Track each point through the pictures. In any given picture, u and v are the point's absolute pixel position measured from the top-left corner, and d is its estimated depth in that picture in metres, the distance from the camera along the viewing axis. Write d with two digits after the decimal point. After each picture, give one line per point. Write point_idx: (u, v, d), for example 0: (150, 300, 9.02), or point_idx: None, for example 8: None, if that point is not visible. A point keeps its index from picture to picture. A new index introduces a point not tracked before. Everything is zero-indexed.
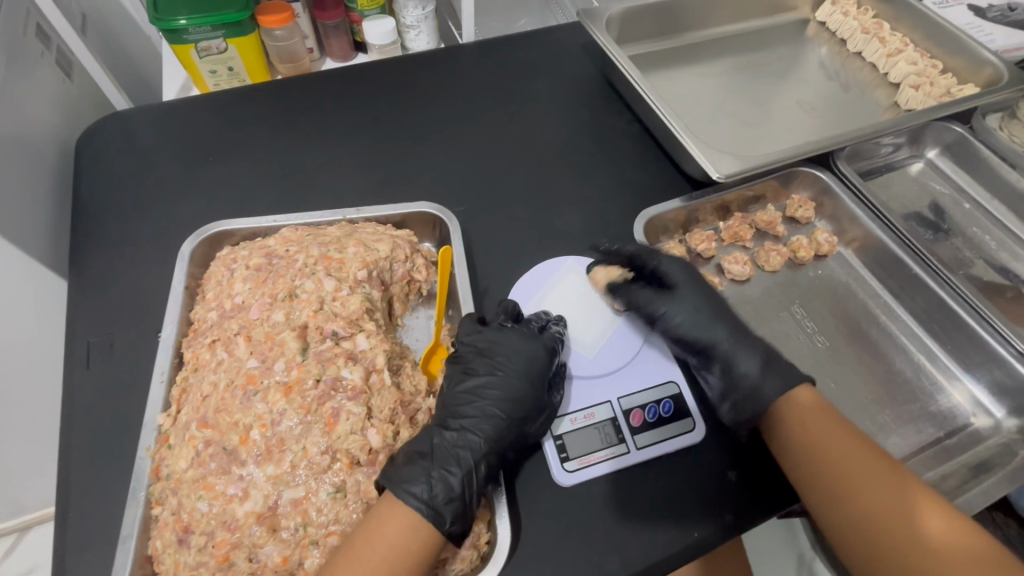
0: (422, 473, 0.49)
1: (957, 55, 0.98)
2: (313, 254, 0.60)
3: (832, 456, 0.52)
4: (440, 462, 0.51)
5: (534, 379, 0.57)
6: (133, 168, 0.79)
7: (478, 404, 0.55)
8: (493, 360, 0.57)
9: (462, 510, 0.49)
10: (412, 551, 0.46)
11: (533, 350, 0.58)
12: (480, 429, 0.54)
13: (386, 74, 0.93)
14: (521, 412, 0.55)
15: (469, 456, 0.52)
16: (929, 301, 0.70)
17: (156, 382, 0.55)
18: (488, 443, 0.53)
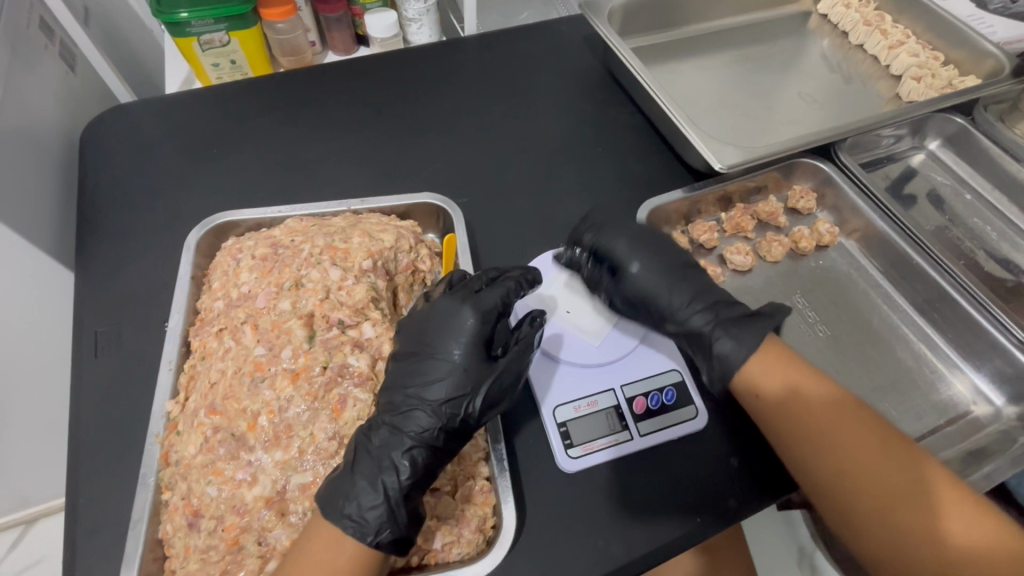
0: (349, 483, 0.47)
1: (959, 47, 0.98)
2: (319, 244, 0.61)
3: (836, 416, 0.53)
4: (361, 470, 0.47)
5: (467, 354, 0.53)
6: (138, 160, 0.79)
7: (405, 396, 0.51)
8: (421, 342, 0.53)
9: (388, 518, 0.46)
10: (338, 568, 0.44)
11: (462, 322, 0.54)
12: (404, 425, 0.50)
13: (388, 66, 0.93)
14: (452, 393, 0.51)
15: (390, 456, 0.48)
16: (929, 291, 0.71)
17: (165, 370, 0.56)
18: (413, 439, 0.49)
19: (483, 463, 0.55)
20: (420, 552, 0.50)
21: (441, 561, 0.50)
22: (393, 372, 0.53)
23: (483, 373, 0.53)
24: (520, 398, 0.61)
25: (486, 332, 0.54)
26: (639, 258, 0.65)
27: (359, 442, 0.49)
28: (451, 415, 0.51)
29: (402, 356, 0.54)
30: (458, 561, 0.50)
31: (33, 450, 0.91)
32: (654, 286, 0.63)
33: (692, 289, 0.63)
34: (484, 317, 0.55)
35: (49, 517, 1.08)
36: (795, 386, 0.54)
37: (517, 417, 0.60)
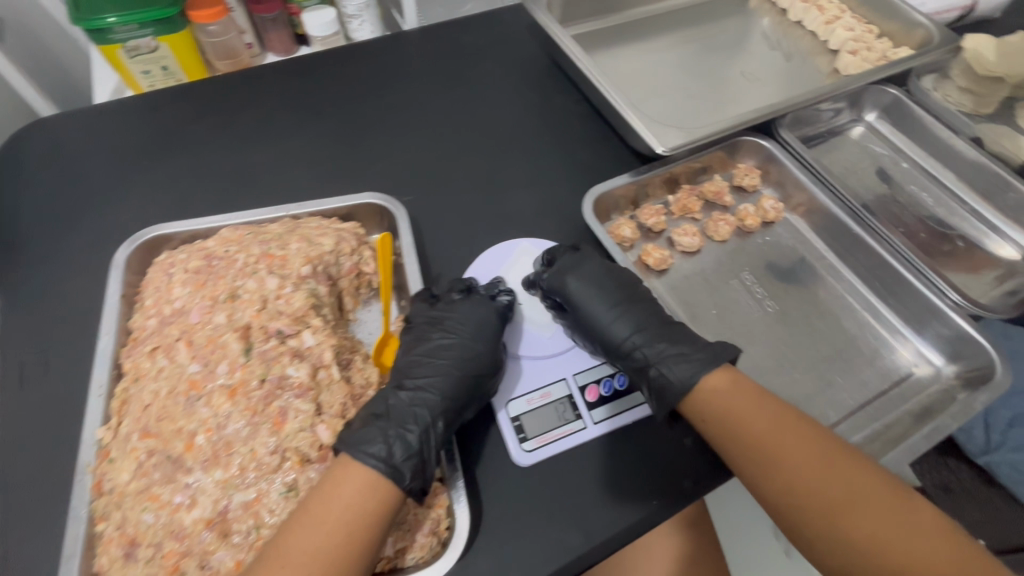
0: (380, 434, 0.49)
1: (891, 19, 1.01)
2: (254, 253, 0.59)
3: (745, 426, 0.51)
4: (395, 422, 0.51)
5: (487, 339, 0.58)
6: (63, 176, 0.75)
7: (432, 366, 0.57)
8: (446, 327, 0.59)
9: (420, 468, 0.49)
10: (369, 509, 0.45)
11: (483, 315, 0.60)
12: (434, 389, 0.55)
13: (325, 65, 0.91)
14: (477, 368, 0.56)
15: (426, 415, 0.52)
16: (871, 260, 0.72)
17: (95, 396, 0.53)
18: (443, 403, 0.54)
19: None
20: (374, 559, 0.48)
21: (396, 567, 0.48)
22: (418, 350, 0.59)
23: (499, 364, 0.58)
24: None
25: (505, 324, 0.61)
26: (595, 286, 0.62)
27: (389, 401, 0.53)
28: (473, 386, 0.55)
29: (425, 336, 0.59)
30: (413, 566, 0.48)
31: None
32: (602, 316, 0.60)
33: (638, 320, 0.60)
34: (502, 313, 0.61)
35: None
36: (714, 394, 0.53)
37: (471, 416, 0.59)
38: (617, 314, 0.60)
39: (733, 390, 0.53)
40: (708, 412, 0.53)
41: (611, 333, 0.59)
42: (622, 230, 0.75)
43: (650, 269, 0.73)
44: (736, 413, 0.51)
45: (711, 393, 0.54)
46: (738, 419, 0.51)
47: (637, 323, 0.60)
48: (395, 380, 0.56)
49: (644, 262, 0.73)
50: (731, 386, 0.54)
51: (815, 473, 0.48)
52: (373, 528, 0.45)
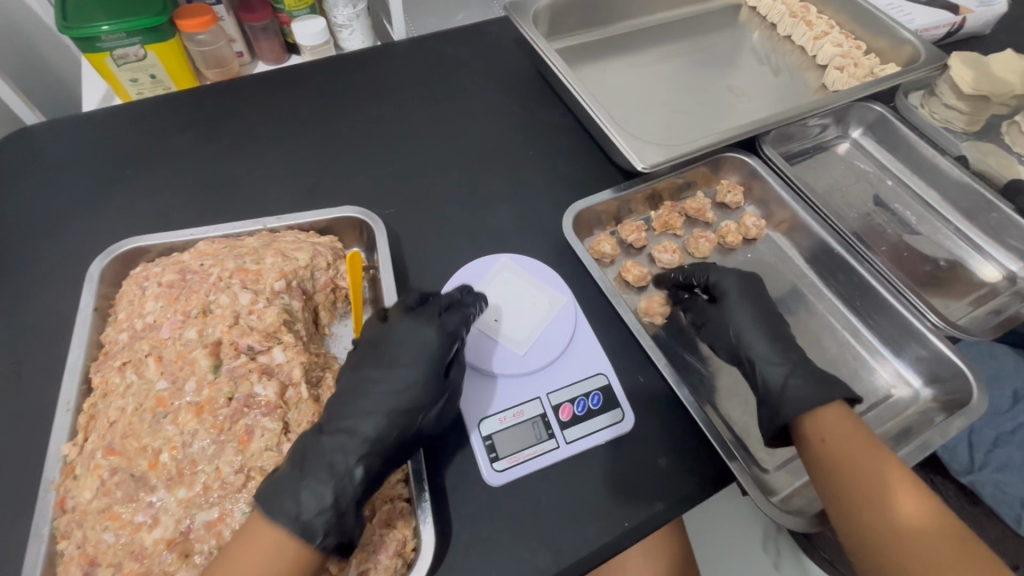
0: (291, 487, 0.46)
1: (879, 35, 1.01)
2: (229, 267, 0.59)
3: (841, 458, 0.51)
4: (314, 463, 0.47)
5: (424, 368, 0.53)
6: (44, 186, 0.75)
7: (360, 401, 0.51)
8: (382, 356, 0.53)
9: (338, 523, 0.45)
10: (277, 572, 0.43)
11: (421, 337, 0.54)
12: (362, 419, 0.50)
13: (312, 75, 0.91)
14: (411, 403, 0.51)
15: (343, 461, 0.47)
16: (849, 280, 0.72)
17: (62, 411, 0.52)
18: (369, 437, 0.49)
19: (402, 484, 0.53)
20: None
21: None
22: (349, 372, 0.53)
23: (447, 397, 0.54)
24: None
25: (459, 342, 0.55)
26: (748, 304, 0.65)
27: (312, 440, 0.48)
28: (410, 416, 0.51)
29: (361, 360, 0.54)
30: None
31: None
32: (741, 324, 0.63)
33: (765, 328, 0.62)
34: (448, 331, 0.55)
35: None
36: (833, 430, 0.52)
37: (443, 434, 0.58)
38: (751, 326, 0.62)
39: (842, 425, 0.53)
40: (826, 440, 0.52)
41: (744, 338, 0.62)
42: (601, 245, 0.73)
43: (629, 285, 0.72)
44: (850, 455, 0.50)
45: (833, 422, 0.53)
46: (858, 461, 0.50)
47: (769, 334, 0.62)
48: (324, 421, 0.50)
49: (624, 278, 0.72)
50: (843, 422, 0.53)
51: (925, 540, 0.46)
52: None
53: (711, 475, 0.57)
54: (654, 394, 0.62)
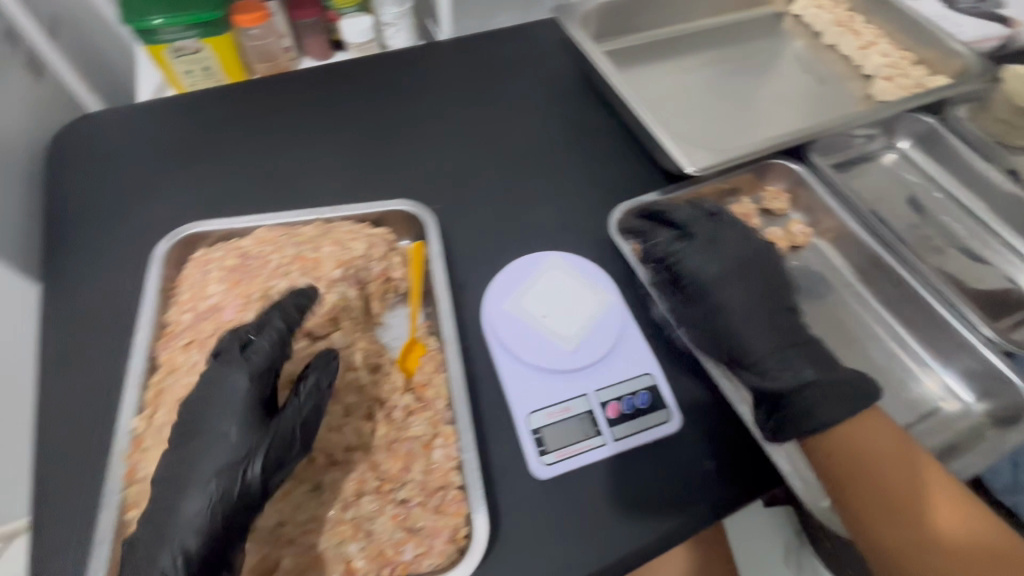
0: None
1: (928, 46, 1.00)
2: (288, 254, 0.61)
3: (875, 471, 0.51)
4: (154, 543, 0.42)
5: (206, 430, 0.45)
6: (107, 172, 0.78)
7: (191, 470, 0.44)
8: (203, 412, 0.46)
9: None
10: None
11: (231, 391, 0.46)
12: (187, 492, 0.43)
13: (362, 71, 0.93)
14: (218, 472, 0.44)
15: (168, 549, 0.42)
16: (898, 289, 0.72)
17: (130, 385, 0.54)
18: (198, 513, 0.43)
19: (455, 472, 0.52)
20: (391, 565, 0.48)
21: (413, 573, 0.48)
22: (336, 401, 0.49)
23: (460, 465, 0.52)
24: (494, 406, 0.60)
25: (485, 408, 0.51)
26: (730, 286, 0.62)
27: (144, 528, 0.44)
28: (224, 490, 0.43)
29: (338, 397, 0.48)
30: (430, 572, 0.48)
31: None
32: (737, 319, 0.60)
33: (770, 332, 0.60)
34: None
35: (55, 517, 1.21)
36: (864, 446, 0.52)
37: (491, 426, 0.59)
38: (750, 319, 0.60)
39: (869, 439, 0.53)
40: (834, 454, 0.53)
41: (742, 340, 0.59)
42: None
43: None
44: (882, 462, 0.51)
45: (855, 430, 0.53)
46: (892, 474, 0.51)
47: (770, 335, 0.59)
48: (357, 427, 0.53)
49: None
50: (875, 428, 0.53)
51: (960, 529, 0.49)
52: None
53: (757, 478, 0.57)
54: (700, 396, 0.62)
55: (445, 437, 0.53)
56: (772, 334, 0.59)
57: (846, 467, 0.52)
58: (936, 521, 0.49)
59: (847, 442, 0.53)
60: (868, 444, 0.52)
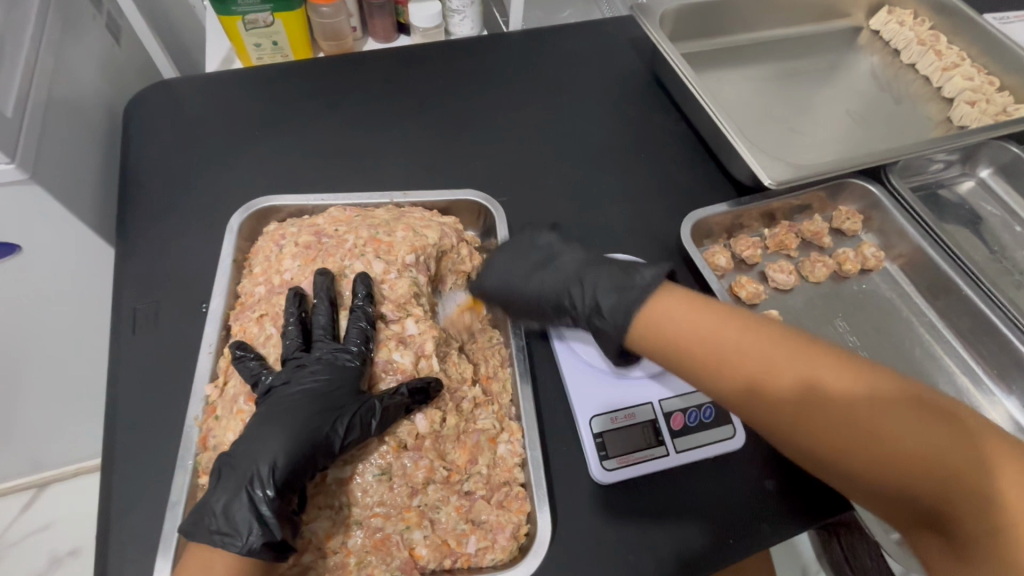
0: (223, 496, 0.45)
1: (1016, 73, 0.96)
2: (363, 235, 0.61)
3: (703, 343, 0.46)
4: (243, 460, 0.46)
5: (301, 380, 0.51)
6: (182, 139, 0.79)
7: (284, 405, 0.49)
8: (302, 365, 0.52)
9: (261, 531, 0.44)
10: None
11: (332, 353, 0.52)
12: (278, 425, 0.48)
13: (431, 57, 0.92)
14: (316, 414, 0.49)
15: (252, 464, 0.46)
16: (975, 323, 0.70)
17: (205, 352, 0.55)
18: (284, 441, 0.47)
19: (518, 469, 0.53)
20: (453, 555, 0.49)
21: (474, 566, 0.49)
22: (537, 258, 0.60)
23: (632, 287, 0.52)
24: (556, 407, 0.59)
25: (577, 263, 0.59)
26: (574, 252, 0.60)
27: (230, 455, 0.47)
28: (311, 432, 0.48)
29: (552, 249, 0.61)
30: (492, 567, 0.48)
31: (85, 391, 0.97)
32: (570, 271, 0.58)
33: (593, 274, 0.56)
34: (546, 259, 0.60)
35: (93, 469, 1.25)
36: (678, 329, 0.47)
37: (552, 426, 0.58)
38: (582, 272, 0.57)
39: (689, 319, 0.47)
40: (659, 335, 0.48)
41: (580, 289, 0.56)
42: (716, 258, 0.75)
43: (741, 301, 0.73)
44: (701, 335, 0.46)
45: (663, 311, 0.49)
46: (735, 356, 0.44)
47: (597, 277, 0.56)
48: (548, 304, 0.59)
49: (736, 293, 0.72)
50: (680, 306, 0.49)
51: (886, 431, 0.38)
52: None
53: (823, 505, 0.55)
54: None
55: (512, 434, 0.55)
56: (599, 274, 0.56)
57: (674, 343, 0.47)
58: (887, 421, 0.38)
59: (661, 327, 0.48)
60: (677, 323, 0.48)
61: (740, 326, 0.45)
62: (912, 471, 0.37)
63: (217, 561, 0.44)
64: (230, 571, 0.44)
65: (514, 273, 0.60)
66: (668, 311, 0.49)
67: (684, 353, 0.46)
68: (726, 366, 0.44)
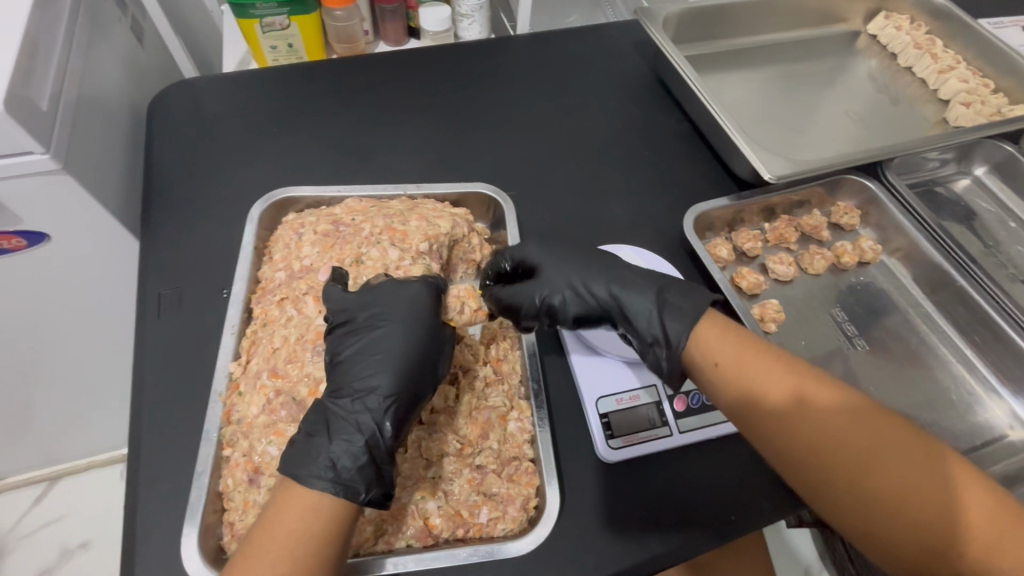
0: (325, 451, 0.46)
1: (1010, 75, 0.99)
2: (379, 224, 0.63)
3: (741, 376, 0.50)
4: (356, 415, 0.48)
5: (387, 334, 0.52)
6: (204, 134, 0.82)
7: (371, 360, 0.51)
8: (373, 317, 0.53)
9: (377, 476, 0.46)
10: (313, 532, 0.43)
11: (412, 298, 0.54)
12: (392, 378, 0.49)
13: (441, 58, 0.95)
14: (422, 360, 0.51)
15: (366, 417, 0.48)
16: (971, 314, 0.72)
17: (228, 333, 0.58)
18: (400, 392, 0.49)
19: (528, 445, 0.56)
20: (466, 525, 0.51)
21: (486, 535, 0.51)
22: (562, 264, 0.60)
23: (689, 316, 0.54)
24: (564, 388, 0.61)
25: (603, 274, 0.59)
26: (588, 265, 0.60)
27: (332, 404, 0.49)
28: (417, 376, 0.50)
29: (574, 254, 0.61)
30: (503, 536, 0.51)
31: (103, 383, 1.00)
32: (602, 283, 0.58)
33: (636, 288, 0.57)
34: (568, 269, 0.60)
35: (106, 463, 1.27)
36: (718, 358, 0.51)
37: (560, 406, 0.60)
38: (620, 285, 0.58)
39: (726, 350, 0.51)
40: (720, 363, 0.51)
41: (629, 303, 0.56)
42: (718, 249, 0.77)
43: (742, 291, 0.75)
44: (740, 363, 0.50)
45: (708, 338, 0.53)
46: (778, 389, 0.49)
47: (646, 293, 0.57)
48: (573, 290, 0.59)
49: (737, 283, 0.75)
50: (726, 335, 0.52)
51: (895, 467, 0.44)
52: (330, 544, 0.43)
53: None
54: None
55: (522, 413, 0.57)
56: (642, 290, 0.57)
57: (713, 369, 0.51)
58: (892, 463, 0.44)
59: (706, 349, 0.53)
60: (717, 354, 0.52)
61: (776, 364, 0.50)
62: (866, 490, 0.44)
63: (319, 509, 0.44)
64: (330, 518, 0.44)
65: (541, 276, 0.60)
66: (712, 337, 0.53)
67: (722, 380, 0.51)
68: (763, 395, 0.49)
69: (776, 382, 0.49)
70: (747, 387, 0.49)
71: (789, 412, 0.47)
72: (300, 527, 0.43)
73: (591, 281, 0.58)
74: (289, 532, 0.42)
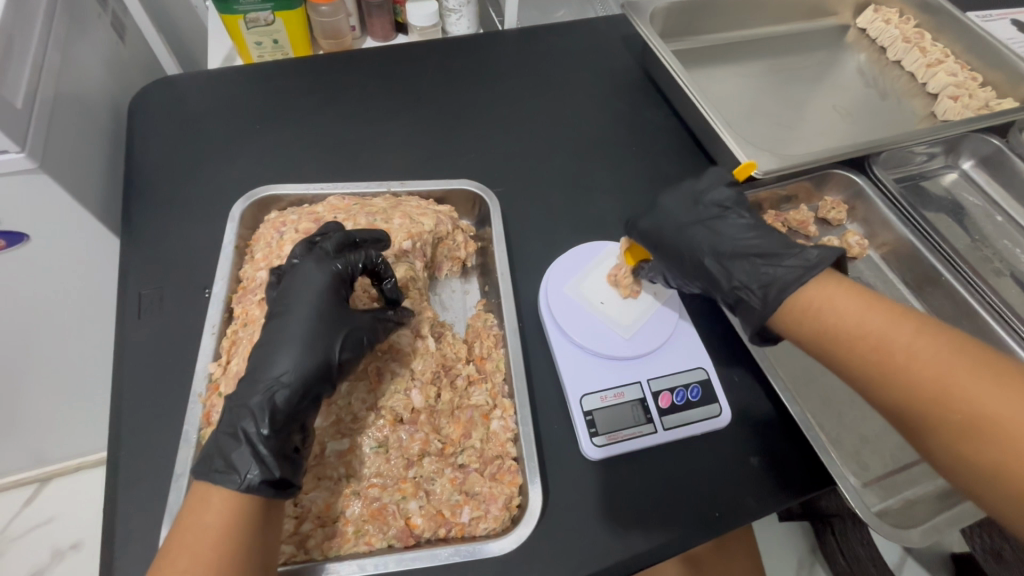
0: (219, 439, 0.47)
1: (998, 69, 0.98)
2: (360, 223, 0.63)
3: (842, 331, 0.49)
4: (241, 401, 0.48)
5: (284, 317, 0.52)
6: (186, 133, 0.81)
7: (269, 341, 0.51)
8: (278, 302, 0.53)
9: (262, 457, 0.46)
10: (211, 527, 0.43)
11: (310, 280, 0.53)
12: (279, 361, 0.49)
13: (427, 54, 0.95)
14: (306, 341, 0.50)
15: (250, 400, 0.48)
16: (957, 308, 0.72)
17: (208, 333, 0.58)
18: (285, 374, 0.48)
19: (511, 443, 0.56)
20: (448, 524, 0.51)
21: (468, 534, 0.51)
22: (701, 212, 0.59)
23: (810, 265, 0.52)
24: (549, 386, 0.61)
25: (727, 227, 0.58)
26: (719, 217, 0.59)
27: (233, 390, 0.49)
28: (309, 357, 0.49)
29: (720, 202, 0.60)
30: (485, 536, 0.51)
31: (89, 383, 0.99)
32: (725, 236, 0.57)
33: (758, 245, 0.56)
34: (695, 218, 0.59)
35: (95, 464, 1.26)
36: (818, 307, 0.50)
37: (545, 404, 0.60)
38: (742, 241, 0.56)
39: (839, 306, 0.49)
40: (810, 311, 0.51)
41: (738, 262, 0.56)
42: None
43: None
44: (843, 318, 0.49)
45: (814, 291, 0.51)
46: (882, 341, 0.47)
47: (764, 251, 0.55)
48: (689, 245, 0.58)
49: None
50: (837, 288, 0.50)
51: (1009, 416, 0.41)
52: (231, 537, 0.43)
53: (809, 479, 0.57)
54: (749, 396, 0.62)
55: (505, 411, 0.57)
56: (763, 246, 0.55)
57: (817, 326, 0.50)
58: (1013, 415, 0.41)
59: (802, 304, 0.51)
60: (824, 309, 0.50)
61: (878, 314, 0.48)
62: (975, 442, 0.42)
63: (218, 500, 0.44)
64: (228, 510, 0.44)
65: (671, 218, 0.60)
66: (821, 291, 0.51)
67: (817, 334, 0.50)
68: (867, 350, 0.47)
69: (877, 342, 0.47)
70: (842, 336, 0.49)
71: (870, 357, 0.47)
72: (204, 524, 0.43)
73: (709, 234, 0.57)
74: (182, 533, 0.43)
